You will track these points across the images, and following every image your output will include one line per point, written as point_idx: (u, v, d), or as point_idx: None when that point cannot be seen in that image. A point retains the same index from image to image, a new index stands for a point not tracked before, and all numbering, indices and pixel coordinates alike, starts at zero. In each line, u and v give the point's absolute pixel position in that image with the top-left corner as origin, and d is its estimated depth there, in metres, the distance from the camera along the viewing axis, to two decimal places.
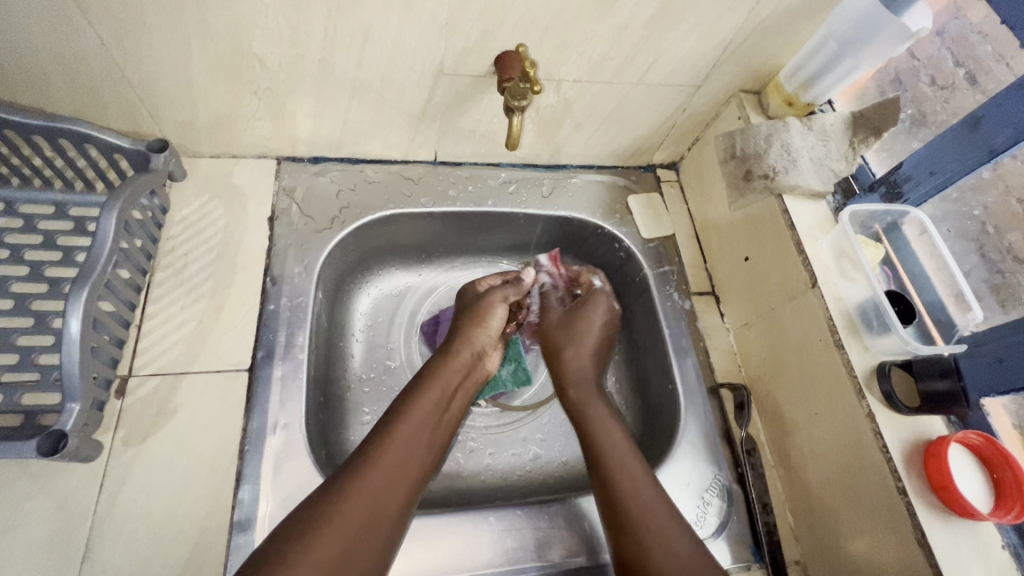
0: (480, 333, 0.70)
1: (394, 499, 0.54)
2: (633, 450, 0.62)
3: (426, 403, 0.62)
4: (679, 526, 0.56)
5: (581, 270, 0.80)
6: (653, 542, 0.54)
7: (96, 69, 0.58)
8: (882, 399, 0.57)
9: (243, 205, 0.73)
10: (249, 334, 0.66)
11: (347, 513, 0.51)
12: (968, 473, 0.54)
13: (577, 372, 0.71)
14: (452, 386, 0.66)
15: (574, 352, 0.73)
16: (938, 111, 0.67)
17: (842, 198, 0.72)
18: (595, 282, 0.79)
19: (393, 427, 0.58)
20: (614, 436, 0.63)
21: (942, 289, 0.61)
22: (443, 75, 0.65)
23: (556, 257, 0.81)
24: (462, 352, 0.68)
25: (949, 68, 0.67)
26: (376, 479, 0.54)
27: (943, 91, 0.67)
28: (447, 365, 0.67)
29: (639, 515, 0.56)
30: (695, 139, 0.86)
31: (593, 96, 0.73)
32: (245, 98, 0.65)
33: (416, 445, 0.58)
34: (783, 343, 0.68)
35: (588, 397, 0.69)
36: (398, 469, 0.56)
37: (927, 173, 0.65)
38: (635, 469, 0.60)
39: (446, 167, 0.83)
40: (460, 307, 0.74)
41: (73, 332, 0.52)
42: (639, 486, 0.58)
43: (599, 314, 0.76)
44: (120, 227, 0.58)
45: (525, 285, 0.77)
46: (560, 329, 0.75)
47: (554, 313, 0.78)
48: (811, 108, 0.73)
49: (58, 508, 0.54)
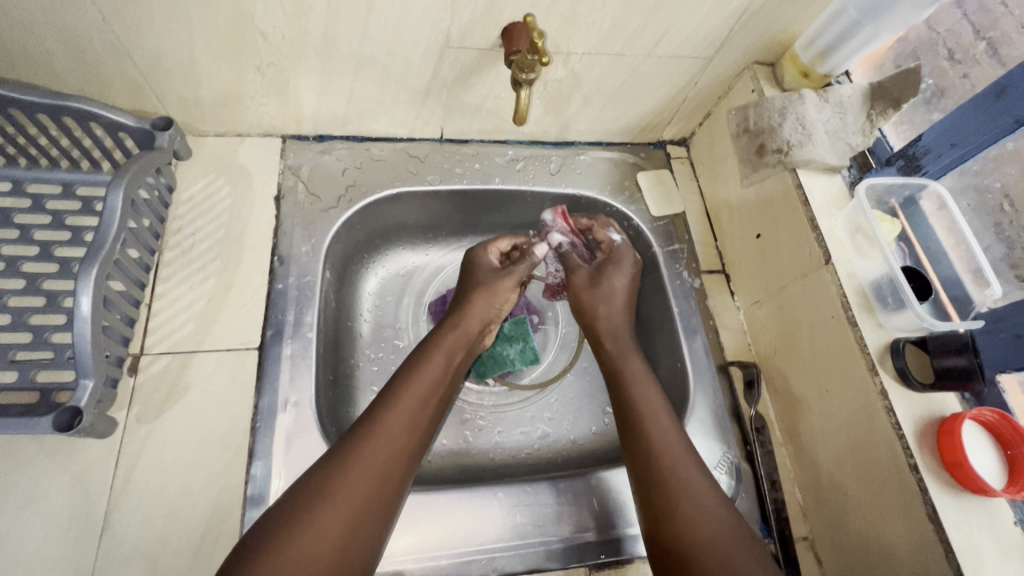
0: (484, 307, 0.70)
1: (397, 470, 0.54)
2: (665, 406, 0.62)
3: (429, 373, 0.61)
4: (709, 483, 0.57)
5: (593, 223, 0.76)
6: (682, 498, 0.55)
7: (97, 46, 0.57)
8: (895, 376, 0.57)
9: (249, 184, 0.73)
10: (257, 313, 0.66)
11: (348, 486, 0.51)
12: (982, 449, 0.53)
13: (612, 327, 0.70)
14: (454, 357, 0.65)
15: (605, 312, 0.71)
16: (955, 83, 0.66)
17: (858, 171, 0.70)
18: (614, 238, 0.75)
19: (394, 398, 0.58)
20: (648, 392, 0.63)
21: (960, 265, 0.60)
22: (448, 48, 0.64)
23: (564, 214, 0.76)
24: (470, 323, 0.68)
25: (969, 38, 0.66)
26: (378, 451, 0.54)
27: (963, 64, 0.66)
28: (448, 335, 0.66)
29: (669, 472, 0.57)
30: (706, 114, 0.84)
31: (603, 70, 0.71)
32: (248, 74, 0.64)
33: (419, 415, 0.58)
34: (794, 322, 0.68)
35: (624, 351, 0.68)
36: (400, 439, 0.56)
37: (948, 145, 0.62)
38: (666, 426, 0.60)
39: (452, 145, 0.82)
40: (465, 280, 0.73)
41: (84, 311, 0.52)
42: (670, 442, 0.59)
43: (625, 273, 0.73)
44: (126, 205, 0.57)
45: (534, 261, 0.75)
46: (590, 293, 0.72)
47: (582, 273, 0.74)
48: (827, 80, 0.71)
49: (75, 483, 0.55)
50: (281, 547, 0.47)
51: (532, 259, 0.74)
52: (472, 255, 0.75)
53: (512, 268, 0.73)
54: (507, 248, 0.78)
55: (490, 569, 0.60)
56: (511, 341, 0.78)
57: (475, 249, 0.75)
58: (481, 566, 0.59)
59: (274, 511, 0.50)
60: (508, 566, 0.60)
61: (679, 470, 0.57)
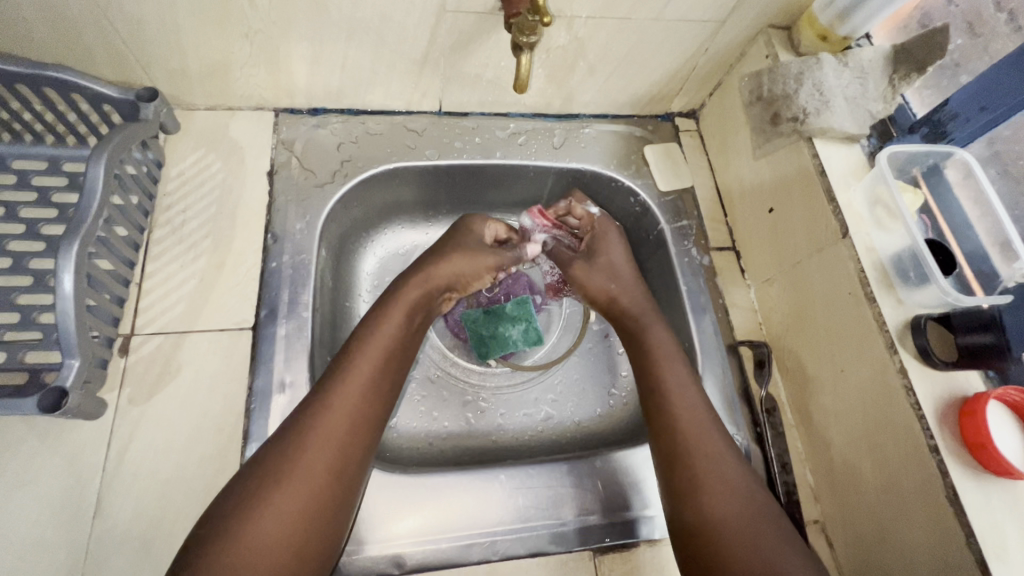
0: (460, 265, 0.67)
1: (356, 442, 0.53)
2: (693, 380, 0.60)
3: (384, 339, 0.59)
4: (738, 460, 0.55)
5: (569, 203, 0.73)
6: (707, 472, 0.54)
7: (76, 12, 0.55)
8: (916, 353, 0.54)
9: (241, 159, 0.70)
10: (251, 292, 0.64)
11: (307, 461, 0.50)
12: (1008, 430, 0.51)
13: (637, 306, 0.67)
14: (413, 317, 0.63)
15: (621, 287, 0.69)
16: (973, 56, 0.64)
17: (878, 141, 0.65)
18: (591, 211, 0.73)
19: (349, 367, 0.56)
20: (675, 365, 0.61)
21: (986, 237, 0.57)
22: (445, 12, 0.60)
23: (540, 211, 0.73)
24: (438, 281, 0.66)
25: (989, 11, 0.63)
26: (335, 423, 0.52)
27: (981, 38, 0.64)
28: (406, 295, 0.63)
29: (694, 446, 0.55)
30: (717, 84, 0.80)
31: (609, 35, 0.67)
32: (236, 43, 0.61)
33: (377, 383, 0.56)
34: (808, 298, 0.65)
35: (650, 324, 0.65)
36: (358, 409, 0.54)
37: (977, 108, 0.59)
38: (693, 400, 0.58)
39: (451, 118, 0.78)
40: (452, 237, 0.69)
41: (66, 288, 0.50)
42: (697, 417, 0.57)
43: (617, 248, 0.72)
44: (109, 179, 0.55)
45: (524, 249, 0.73)
46: (597, 272, 0.70)
47: (578, 263, 0.71)
48: (846, 43, 0.67)
49: (68, 465, 0.54)
50: (238, 530, 0.45)
51: (521, 251, 0.72)
52: (457, 227, 0.71)
53: (494, 249, 0.71)
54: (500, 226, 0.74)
55: (491, 553, 0.58)
56: (514, 321, 0.76)
57: (474, 220, 0.71)
58: (482, 550, 0.58)
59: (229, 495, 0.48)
60: (510, 550, 0.59)
61: (706, 445, 0.55)
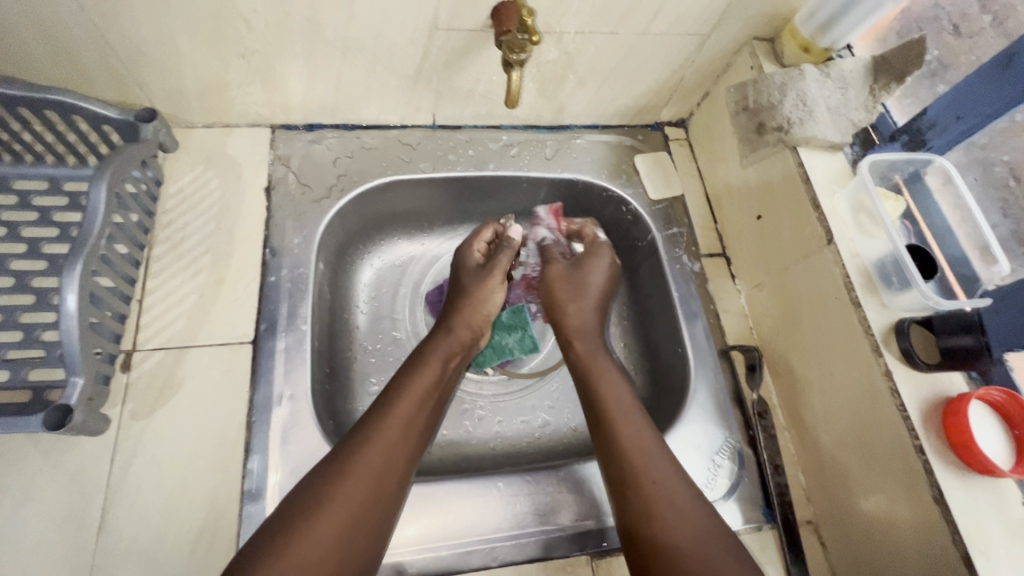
0: (475, 312, 0.69)
1: (393, 476, 0.54)
2: (637, 405, 0.61)
3: (428, 377, 0.61)
4: (685, 483, 0.55)
5: (584, 224, 0.79)
6: (658, 496, 0.53)
7: (76, 37, 0.56)
8: (899, 356, 0.55)
9: (239, 175, 0.72)
10: (251, 306, 0.65)
11: (347, 492, 0.50)
12: (988, 429, 0.52)
13: (580, 327, 0.69)
14: (450, 362, 0.65)
15: (576, 307, 0.70)
16: (961, 57, 0.65)
17: (860, 148, 0.68)
18: (598, 236, 0.77)
19: (392, 405, 0.57)
20: (618, 390, 0.63)
21: (965, 241, 0.59)
22: (437, 29, 0.62)
23: (556, 211, 0.80)
24: (463, 331, 0.68)
25: (974, 11, 0.64)
26: (376, 456, 0.53)
27: (968, 39, 0.64)
28: (442, 342, 0.65)
29: (642, 470, 0.55)
30: (704, 93, 0.82)
31: (597, 49, 0.69)
32: (232, 62, 0.62)
33: (415, 422, 0.58)
34: (796, 304, 0.66)
35: (595, 352, 0.67)
36: (397, 445, 0.55)
37: (953, 118, 0.61)
38: (637, 424, 0.59)
39: (445, 131, 0.80)
40: (456, 284, 0.72)
41: (70, 307, 0.51)
42: (643, 444, 0.57)
43: (602, 268, 0.73)
44: (110, 199, 0.56)
45: (515, 245, 0.74)
46: (564, 283, 0.72)
47: (559, 266, 0.74)
48: (828, 54, 0.68)
49: (73, 481, 0.55)
50: (283, 548, 0.46)
51: (512, 244, 0.74)
52: (458, 254, 0.75)
53: (493, 263, 0.72)
54: (490, 238, 0.77)
55: (491, 559, 0.59)
56: (511, 330, 0.75)
57: (462, 247, 0.75)
58: (481, 556, 0.59)
59: (270, 525, 0.48)
60: (509, 556, 0.59)
61: (653, 469, 0.55)
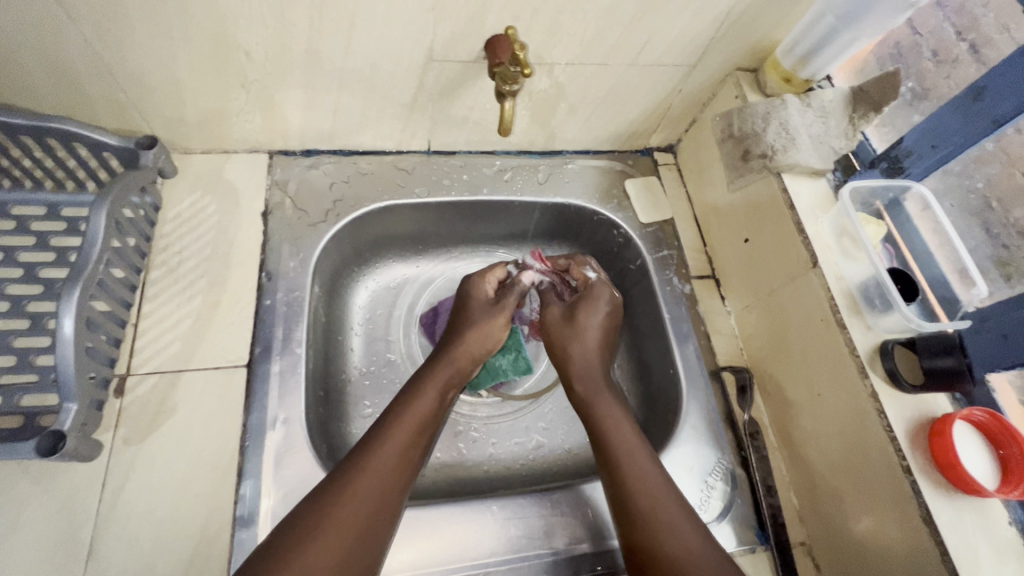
0: (478, 345, 0.69)
1: (388, 504, 0.54)
2: (643, 443, 0.61)
3: (422, 409, 0.61)
4: (691, 520, 0.55)
5: (571, 262, 0.76)
6: (665, 539, 0.54)
7: (80, 69, 0.57)
8: (885, 377, 0.57)
9: (236, 201, 0.73)
10: (246, 330, 0.66)
11: (341, 519, 0.51)
12: (974, 450, 0.53)
13: (584, 367, 0.69)
14: (447, 392, 0.66)
15: (579, 349, 0.69)
16: (939, 84, 0.67)
17: (843, 174, 0.71)
18: (589, 275, 0.75)
19: (387, 432, 0.58)
20: (624, 430, 0.62)
21: (945, 265, 0.61)
22: (432, 61, 0.64)
23: (540, 253, 0.76)
24: (464, 362, 0.68)
25: (951, 39, 0.68)
26: (369, 484, 0.53)
27: (945, 65, 0.68)
28: (441, 371, 0.66)
29: (649, 512, 0.55)
30: (692, 120, 0.84)
31: (587, 79, 0.71)
32: (232, 92, 0.64)
33: (410, 451, 0.58)
34: (783, 325, 0.68)
35: (597, 391, 0.67)
36: (391, 473, 0.55)
37: (929, 146, 0.63)
38: (644, 463, 0.59)
39: (440, 157, 0.82)
40: (463, 312, 0.73)
41: (66, 332, 0.51)
42: (648, 479, 0.57)
43: (599, 311, 0.72)
44: (110, 225, 0.57)
45: (523, 288, 0.75)
46: (561, 330, 0.71)
47: (555, 310, 0.73)
48: (809, 85, 0.72)
49: (63, 509, 0.54)
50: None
51: (519, 288, 0.74)
52: (468, 285, 0.75)
53: (501, 303, 0.72)
54: (503, 276, 0.77)
55: None
56: (505, 351, 0.75)
57: (474, 277, 0.75)
58: None
59: (260, 555, 0.48)
60: None
61: (658, 506, 0.56)
